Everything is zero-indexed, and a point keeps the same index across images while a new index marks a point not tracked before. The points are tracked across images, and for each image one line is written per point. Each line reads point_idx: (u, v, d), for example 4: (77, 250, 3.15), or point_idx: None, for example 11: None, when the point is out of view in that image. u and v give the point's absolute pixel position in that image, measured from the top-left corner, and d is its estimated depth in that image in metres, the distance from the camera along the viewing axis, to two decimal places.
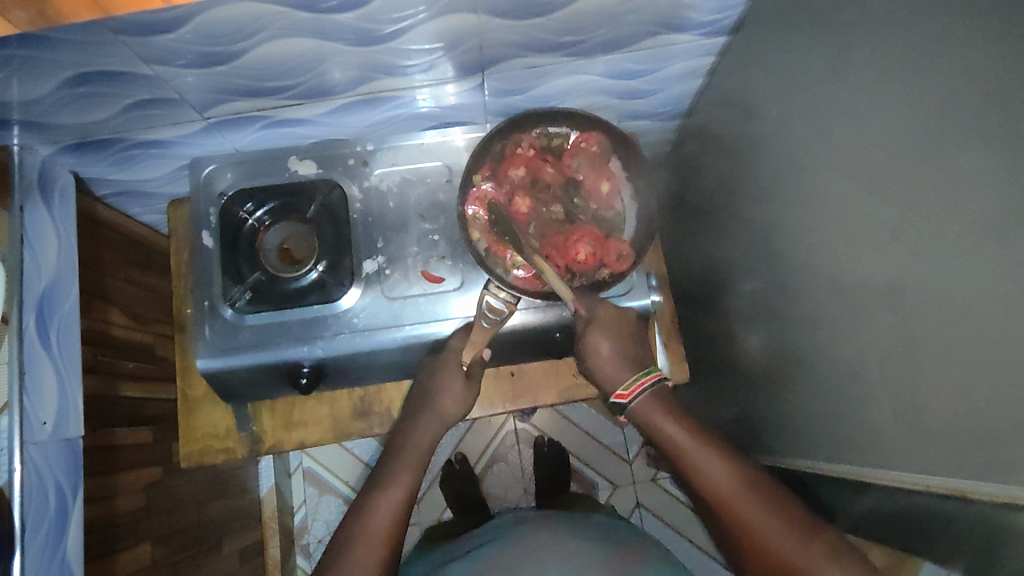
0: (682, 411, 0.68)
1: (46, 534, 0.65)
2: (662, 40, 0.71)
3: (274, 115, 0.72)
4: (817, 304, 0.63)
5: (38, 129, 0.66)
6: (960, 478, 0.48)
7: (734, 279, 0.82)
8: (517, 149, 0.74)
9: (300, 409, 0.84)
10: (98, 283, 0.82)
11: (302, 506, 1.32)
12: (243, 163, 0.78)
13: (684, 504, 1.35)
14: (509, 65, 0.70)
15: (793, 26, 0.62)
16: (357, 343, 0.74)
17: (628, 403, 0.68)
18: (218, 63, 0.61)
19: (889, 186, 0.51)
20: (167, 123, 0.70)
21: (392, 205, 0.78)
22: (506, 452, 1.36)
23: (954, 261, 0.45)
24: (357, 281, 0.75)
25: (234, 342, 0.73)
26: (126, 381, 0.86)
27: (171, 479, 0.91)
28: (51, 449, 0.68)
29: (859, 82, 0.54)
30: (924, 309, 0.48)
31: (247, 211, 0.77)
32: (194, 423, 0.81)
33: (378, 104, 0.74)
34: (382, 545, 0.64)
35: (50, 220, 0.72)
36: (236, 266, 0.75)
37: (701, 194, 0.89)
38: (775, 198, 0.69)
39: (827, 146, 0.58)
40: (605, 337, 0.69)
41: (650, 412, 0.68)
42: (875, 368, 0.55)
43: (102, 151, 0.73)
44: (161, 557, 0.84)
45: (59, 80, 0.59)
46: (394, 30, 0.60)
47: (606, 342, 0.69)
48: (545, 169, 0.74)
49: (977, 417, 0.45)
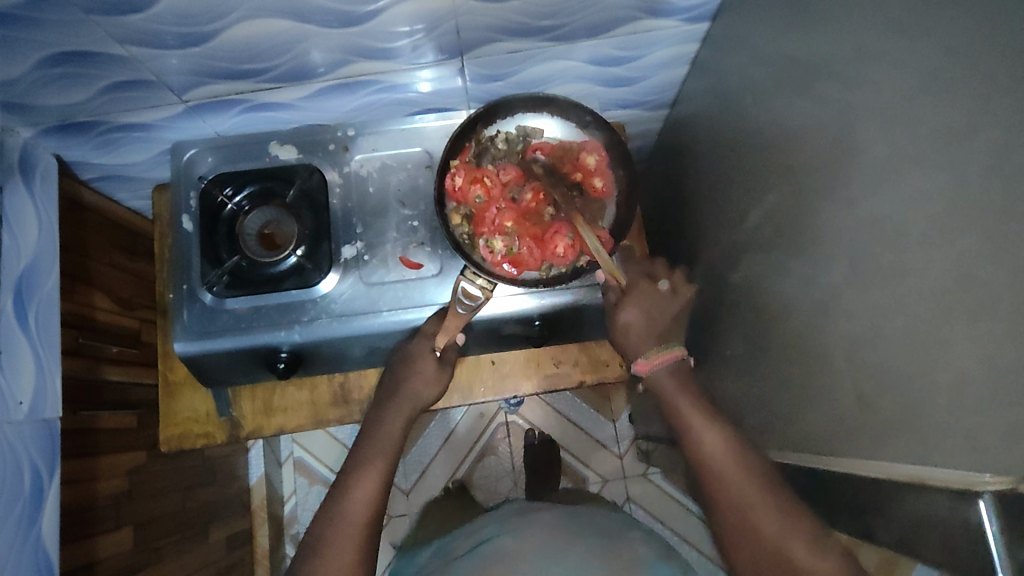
0: (696, 392, 0.66)
1: (20, 513, 0.65)
2: (644, 25, 0.70)
3: (253, 98, 0.72)
4: (793, 291, 0.62)
5: (18, 110, 0.67)
6: (909, 462, 0.47)
7: (719, 268, 0.81)
8: (497, 144, 0.74)
9: (279, 395, 0.84)
10: (83, 267, 0.82)
11: (292, 496, 1.33)
12: (224, 147, 0.79)
13: (673, 498, 1.34)
14: (488, 49, 0.70)
15: (774, 10, 0.61)
16: (335, 329, 0.73)
17: (647, 372, 0.68)
18: (196, 44, 0.61)
19: (862, 167, 0.50)
20: (147, 106, 0.70)
21: (372, 191, 0.78)
22: (496, 445, 1.36)
23: (922, 244, 0.44)
24: (335, 267, 0.75)
25: (210, 326, 0.73)
26: (110, 366, 0.86)
27: (154, 464, 0.92)
28: (26, 429, 0.68)
29: (833, 65, 0.53)
30: (890, 294, 0.47)
31: (226, 195, 0.76)
32: (174, 407, 0.82)
33: (358, 88, 0.73)
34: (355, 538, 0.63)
35: (31, 203, 0.73)
36: (214, 250, 0.75)
37: (687, 183, 0.89)
38: (756, 186, 0.68)
39: (805, 129, 0.57)
40: (636, 309, 0.70)
41: (664, 387, 0.66)
42: (846, 355, 0.54)
43: (84, 134, 0.73)
44: (142, 541, 0.85)
45: (36, 60, 0.59)
46: (369, 10, 0.59)
47: (636, 317, 0.70)
48: (526, 162, 0.74)
49: (937, 403, 0.44)
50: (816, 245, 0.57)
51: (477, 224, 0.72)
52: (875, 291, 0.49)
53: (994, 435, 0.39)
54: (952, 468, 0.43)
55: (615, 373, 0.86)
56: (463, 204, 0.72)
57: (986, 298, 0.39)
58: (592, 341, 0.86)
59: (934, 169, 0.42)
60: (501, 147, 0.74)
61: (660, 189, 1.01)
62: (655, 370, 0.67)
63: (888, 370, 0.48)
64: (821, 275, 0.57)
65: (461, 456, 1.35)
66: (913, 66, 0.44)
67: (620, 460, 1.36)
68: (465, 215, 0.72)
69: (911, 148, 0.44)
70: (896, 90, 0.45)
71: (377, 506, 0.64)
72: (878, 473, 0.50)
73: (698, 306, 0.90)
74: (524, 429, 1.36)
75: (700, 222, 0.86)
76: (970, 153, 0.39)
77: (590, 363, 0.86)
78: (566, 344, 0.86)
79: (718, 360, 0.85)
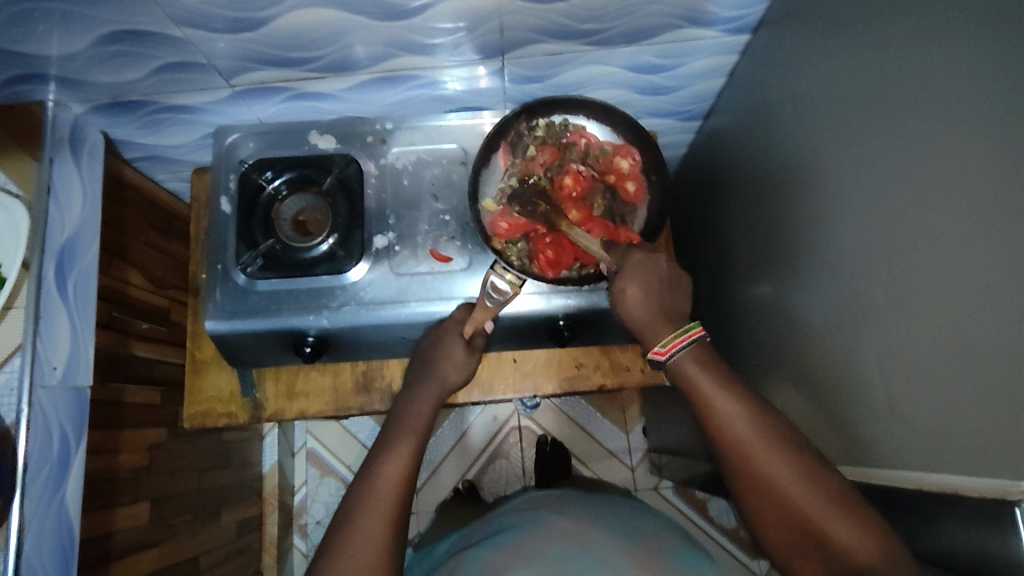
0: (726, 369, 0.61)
1: (47, 478, 0.67)
2: (684, 34, 0.71)
3: (297, 87, 0.74)
4: (824, 301, 0.62)
5: (72, 85, 0.69)
6: (947, 475, 0.46)
7: (747, 279, 0.81)
8: (530, 152, 0.74)
9: (303, 379, 0.85)
10: (120, 243, 0.84)
11: (302, 486, 1.34)
12: (266, 134, 0.81)
13: (684, 513, 1.33)
14: (529, 50, 0.71)
15: (812, 24, 0.62)
16: (363, 316, 0.75)
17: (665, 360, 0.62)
18: (247, 30, 0.62)
19: (897, 176, 0.50)
20: (195, 88, 0.72)
21: (407, 183, 0.80)
22: (508, 449, 1.36)
23: (955, 252, 0.44)
24: (366, 256, 0.76)
25: (242, 307, 0.74)
26: (139, 341, 0.88)
27: (175, 443, 0.93)
28: (59, 395, 0.70)
29: (869, 80, 0.54)
30: (923, 303, 0.47)
31: (265, 179, 0.79)
32: (200, 385, 0.84)
33: (399, 82, 0.75)
34: (385, 532, 0.58)
35: (78, 175, 0.75)
36: (250, 232, 0.77)
37: (718, 194, 0.89)
38: (787, 197, 0.69)
39: (840, 140, 0.58)
40: (630, 278, 0.64)
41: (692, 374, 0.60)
42: (875, 365, 0.54)
43: (132, 113, 0.75)
44: (158, 517, 0.86)
45: (94, 37, 0.61)
46: (418, 5, 0.61)
47: (631, 283, 0.64)
48: (559, 169, 0.74)
49: (968, 411, 0.43)
50: (848, 255, 0.57)
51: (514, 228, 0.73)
52: (907, 302, 0.49)
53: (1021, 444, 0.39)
54: (993, 478, 0.42)
55: (635, 379, 0.86)
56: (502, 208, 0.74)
57: (1015, 310, 0.39)
58: (613, 345, 0.87)
59: (968, 179, 0.43)
60: (536, 154, 0.74)
61: (690, 200, 1.02)
62: (674, 357, 0.61)
63: (920, 381, 0.48)
64: (853, 284, 0.57)
65: (472, 458, 1.35)
66: (951, 79, 0.44)
67: (631, 471, 1.35)
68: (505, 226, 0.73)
69: (944, 157, 0.45)
70: (934, 100, 0.46)
71: (405, 483, 0.62)
72: (909, 484, 0.50)
73: (725, 316, 0.90)
74: (536, 434, 1.36)
75: (730, 235, 0.86)
76: (1003, 166, 0.40)
77: (610, 367, 0.87)
78: (589, 346, 0.87)
79: (743, 371, 0.85)
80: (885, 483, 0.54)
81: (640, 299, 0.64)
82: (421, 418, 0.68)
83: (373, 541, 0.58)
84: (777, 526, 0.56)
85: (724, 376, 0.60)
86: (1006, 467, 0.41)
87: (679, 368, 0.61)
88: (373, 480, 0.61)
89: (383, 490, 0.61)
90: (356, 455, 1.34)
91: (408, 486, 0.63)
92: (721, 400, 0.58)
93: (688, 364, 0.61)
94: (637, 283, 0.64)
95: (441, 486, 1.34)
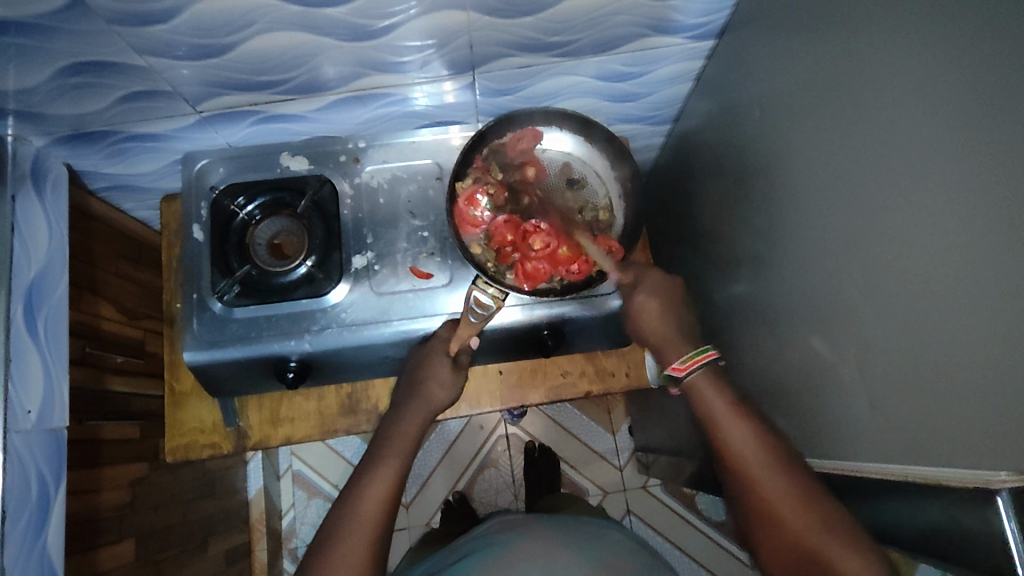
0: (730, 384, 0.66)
1: (27, 524, 0.65)
2: (651, 42, 0.72)
3: (266, 110, 0.73)
4: (799, 296, 0.63)
5: (33, 119, 0.67)
6: (931, 465, 0.47)
7: (723, 278, 0.83)
8: (498, 172, 0.75)
9: (287, 406, 0.84)
10: (89, 276, 0.82)
11: (290, 509, 1.32)
12: (236, 158, 0.80)
13: (673, 510, 1.35)
14: (498, 64, 0.71)
15: (776, 28, 0.63)
16: (345, 338, 0.74)
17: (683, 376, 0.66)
18: (212, 56, 0.61)
19: (866, 176, 0.51)
20: (162, 116, 0.71)
21: (382, 201, 0.79)
22: (496, 458, 1.36)
23: (928, 250, 0.45)
24: (346, 277, 0.75)
25: (220, 335, 0.73)
26: (114, 375, 0.86)
27: (158, 476, 0.91)
28: (35, 438, 0.67)
29: (833, 84, 0.55)
30: (899, 300, 0.48)
31: (238, 205, 0.78)
32: (180, 418, 0.82)
33: (370, 101, 0.75)
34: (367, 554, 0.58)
35: (42, 210, 0.73)
36: (225, 259, 0.76)
37: (691, 197, 0.91)
38: (758, 196, 0.70)
39: (807, 142, 0.59)
40: (651, 298, 0.71)
41: (697, 383, 0.66)
42: (854, 361, 0.55)
43: (96, 144, 0.73)
44: (145, 553, 0.84)
45: (54, 69, 0.60)
46: (385, 25, 0.61)
47: (650, 304, 0.71)
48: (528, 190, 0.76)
49: (947, 405, 0.45)
50: (822, 252, 0.59)
51: (495, 249, 0.73)
52: (882, 299, 0.50)
53: (1000, 433, 0.41)
54: (973, 467, 0.43)
55: (620, 383, 0.87)
56: (479, 232, 0.74)
57: (992, 303, 0.40)
58: (598, 352, 0.87)
59: (936, 180, 0.44)
60: (503, 176, 0.75)
61: (664, 203, 1.03)
62: (690, 376, 0.66)
63: (897, 375, 0.50)
64: (827, 282, 0.58)
65: (461, 469, 1.35)
66: (914, 81, 0.45)
67: (620, 472, 1.36)
68: (483, 245, 0.73)
69: (911, 157, 0.46)
70: (899, 103, 0.47)
71: (390, 504, 0.62)
72: (894, 476, 0.51)
73: (705, 316, 0.92)
74: (523, 441, 1.37)
75: (705, 236, 0.88)
76: (967, 168, 0.41)
77: (596, 374, 0.87)
78: (573, 354, 0.87)
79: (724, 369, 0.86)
80: (869, 476, 0.55)
81: (661, 322, 0.71)
82: (408, 438, 0.68)
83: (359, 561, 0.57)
84: (766, 538, 0.58)
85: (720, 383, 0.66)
86: (990, 456, 0.42)
87: (694, 385, 0.66)
88: (361, 501, 0.61)
89: (370, 513, 0.60)
90: (343, 474, 1.32)
91: (394, 505, 0.62)
92: (719, 405, 0.64)
93: (698, 373, 0.66)
94: (654, 299, 0.71)
95: (431, 500, 1.33)
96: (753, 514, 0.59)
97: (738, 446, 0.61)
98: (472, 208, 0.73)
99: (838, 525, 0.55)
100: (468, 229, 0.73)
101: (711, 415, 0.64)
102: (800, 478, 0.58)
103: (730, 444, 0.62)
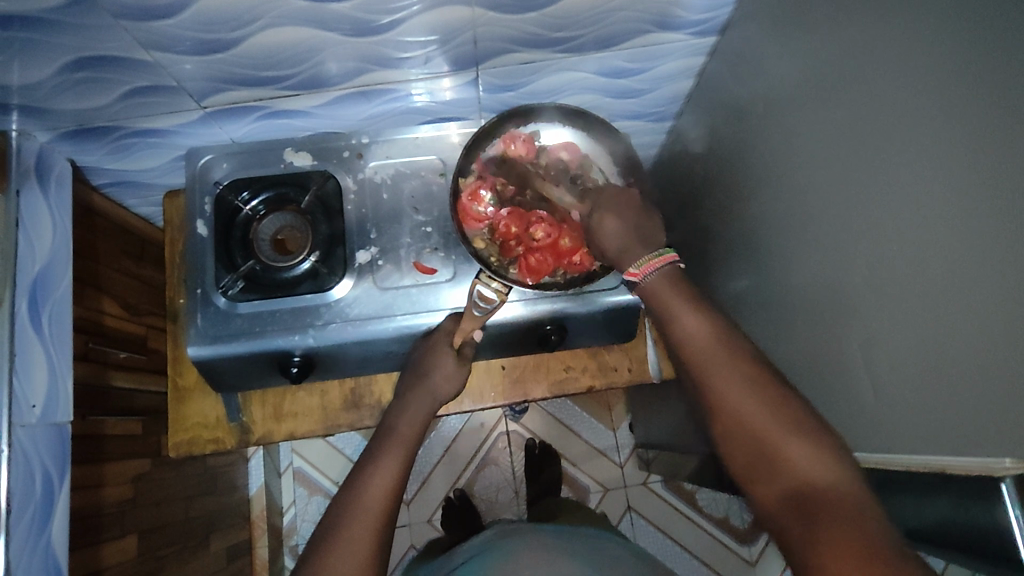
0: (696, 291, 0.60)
1: (31, 520, 0.65)
2: (653, 39, 0.72)
3: (270, 105, 0.73)
4: (803, 289, 0.64)
5: (37, 114, 0.67)
6: (936, 454, 0.48)
7: (725, 273, 0.83)
8: (501, 165, 0.75)
9: (290, 401, 0.84)
10: (93, 272, 0.82)
11: (291, 507, 1.32)
12: (240, 154, 0.80)
13: (673, 507, 1.35)
14: (501, 60, 0.71)
15: (778, 25, 0.63)
16: (349, 333, 0.74)
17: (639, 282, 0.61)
18: (217, 51, 0.62)
19: (868, 170, 0.52)
20: (166, 111, 0.71)
21: (386, 197, 0.79)
22: (497, 455, 1.36)
23: (931, 242, 0.46)
24: (350, 272, 0.76)
25: (224, 330, 0.73)
26: (116, 371, 0.86)
27: (161, 472, 0.91)
28: (39, 433, 0.68)
29: (836, 79, 0.55)
30: (902, 291, 0.49)
31: (242, 200, 0.78)
32: (183, 413, 0.82)
33: (373, 97, 0.75)
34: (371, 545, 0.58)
35: (46, 206, 0.73)
36: (229, 255, 0.76)
37: (693, 193, 0.91)
38: (761, 191, 0.70)
39: (810, 137, 0.60)
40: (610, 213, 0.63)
41: (661, 290, 0.60)
42: (858, 352, 0.55)
43: (100, 139, 0.74)
44: (148, 549, 0.84)
45: (59, 64, 0.60)
46: (389, 21, 0.61)
47: (610, 216, 0.63)
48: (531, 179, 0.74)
49: (952, 395, 0.45)
50: (825, 245, 0.59)
51: (499, 244, 0.74)
52: (886, 291, 0.51)
53: (1003, 423, 0.41)
54: (977, 455, 0.44)
55: (621, 378, 0.87)
56: (484, 226, 0.74)
57: (995, 294, 0.40)
58: (600, 347, 0.88)
59: (938, 174, 0.44)
60: (506, 169, 0.74)
61: (666, 200, 1.04)
62: (647, 279, 0.61)
63: (902, 366, 0.50)
64: (831, 275, 0.58)
65: (461, 466, 1.35)
66: (916, 76, 0.46)
67: (620, 468, 1.37)
68: (488, 239, 0.74)
69: (913, 151, 0.47)
70: (901, 98, 0.47)
71: (394, 496, 0.62)
72: (899, 466, 0.52)
73: None
74: (524, 438, 1.37)
75: (707, 232, 0.88)
76: (970, 161, 0.42)
77: (598, 369, 0.88)
78: (575, 349, 0.87)
79: None
80: (873, 466, 0.55)
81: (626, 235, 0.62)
82: (412, 432, 0.68)
83: (364, 552, 0.57)
84: (731, 447, 0.52)
85: (683, 287, 0.60)
86: (993, 445, 0.42)
87: (653, 287, 0.60)
88: (366, 494, 0.61)
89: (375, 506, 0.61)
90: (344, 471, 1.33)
91: (398, 498, 0.63)
92: (684, 310, 0.58)
93: (658, 279, 0.60)
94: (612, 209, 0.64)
95: (432, 497, 1.33)
96: (719, 423, 0.53)
97: (700, 348, 0.56)
98: (476, 202, 0.73)
99: (814, 433, 0.49)
100: (473, 224, 0.74)
101: (672, 317, 0.59)
102: (764, 383, 0.52)
103: (694, 347, 0.56)
